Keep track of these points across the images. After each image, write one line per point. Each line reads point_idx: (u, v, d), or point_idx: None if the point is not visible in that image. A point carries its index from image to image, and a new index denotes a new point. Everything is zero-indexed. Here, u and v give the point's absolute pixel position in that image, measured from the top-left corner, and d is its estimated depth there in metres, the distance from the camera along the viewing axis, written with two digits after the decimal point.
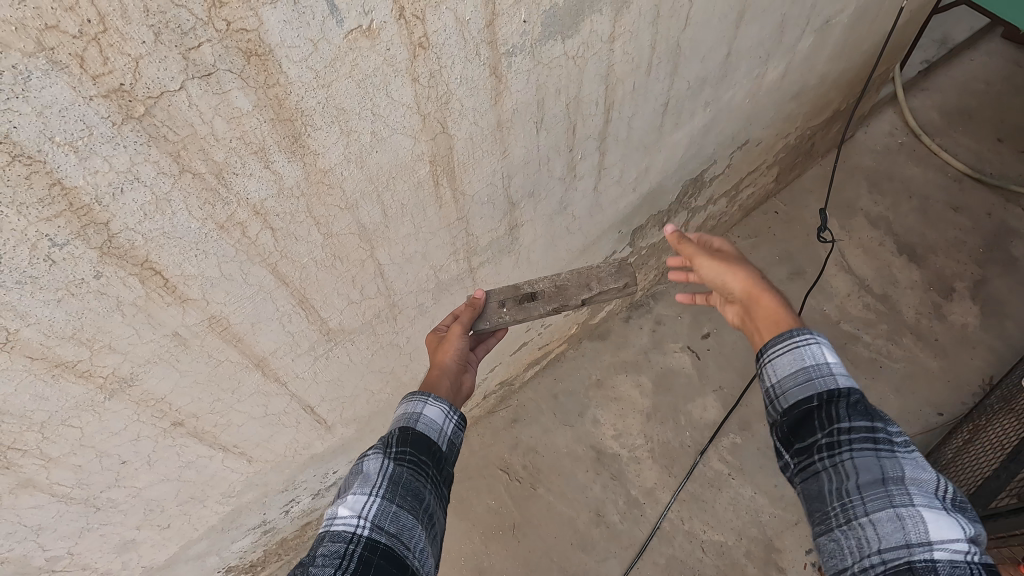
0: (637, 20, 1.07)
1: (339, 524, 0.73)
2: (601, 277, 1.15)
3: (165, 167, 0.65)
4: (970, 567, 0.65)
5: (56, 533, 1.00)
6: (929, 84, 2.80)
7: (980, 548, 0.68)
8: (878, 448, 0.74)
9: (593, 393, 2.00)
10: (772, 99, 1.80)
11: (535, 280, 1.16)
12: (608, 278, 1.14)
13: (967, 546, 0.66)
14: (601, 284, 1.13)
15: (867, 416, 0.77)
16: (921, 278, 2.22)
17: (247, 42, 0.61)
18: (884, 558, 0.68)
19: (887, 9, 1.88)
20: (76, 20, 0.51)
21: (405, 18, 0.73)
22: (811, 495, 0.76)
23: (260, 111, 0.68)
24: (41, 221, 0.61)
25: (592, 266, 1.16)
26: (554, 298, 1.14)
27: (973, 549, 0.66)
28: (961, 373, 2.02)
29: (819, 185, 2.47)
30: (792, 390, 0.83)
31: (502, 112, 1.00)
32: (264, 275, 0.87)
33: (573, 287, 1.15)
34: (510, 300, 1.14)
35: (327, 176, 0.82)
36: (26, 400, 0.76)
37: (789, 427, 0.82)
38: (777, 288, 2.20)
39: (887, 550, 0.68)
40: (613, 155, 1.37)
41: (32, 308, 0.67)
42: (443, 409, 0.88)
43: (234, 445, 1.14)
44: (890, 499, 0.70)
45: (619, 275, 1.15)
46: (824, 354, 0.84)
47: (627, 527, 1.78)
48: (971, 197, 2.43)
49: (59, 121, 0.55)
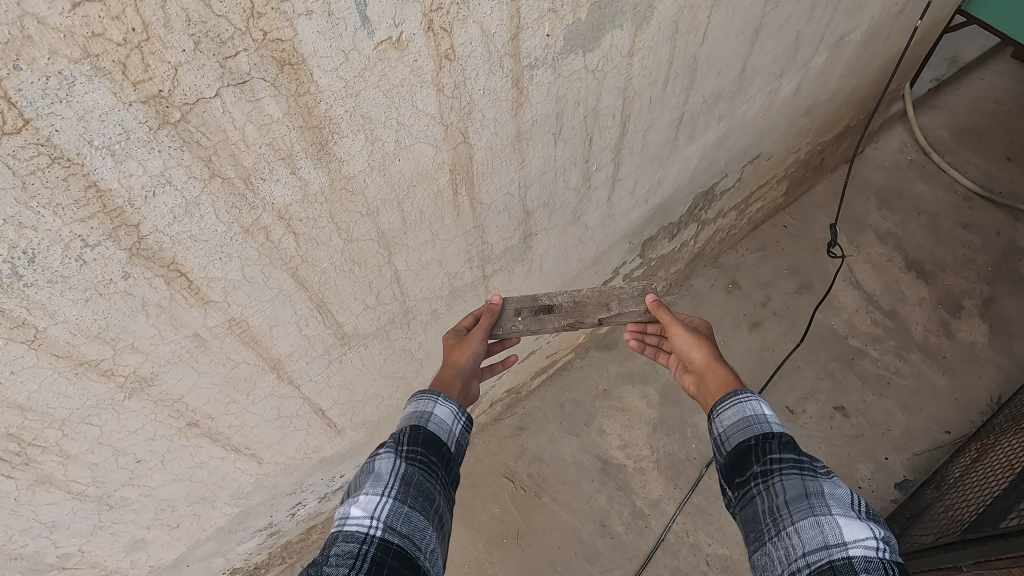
0: (656, 35, 1.09)
1: (352, 524, 0.72)
2: (622, 297, 1.18)
3: (197, 171, 0.67)
4: (883, 564, 0.67)
5: (69, 530, 1.00)
6: (938, 102, 2.81)
7: (894, 552, 0.70)
8: (803, 471, 0.78)
9: (600, 403, 2.01)
10: (784, 115, 1.81)
11: (554, 292, 1.18)
12: (629, 299, 1.17)
13: (879, 544, 0.69)
14: (620, 305, 1.16)
15: (796, 450, 0.81)
16: (929, 295, 2.22)
17: (281, 52, 0.63)
18: (808, 561, 0.70)
19: (900, 27, 1.90)
20: (122, 28, 0.52)
21: (433, 30, 0.75)
22: (748, 519, 0.78)
23: (290, 119, 0.69)
24: (75, 222, 0.62)
25: (614, 287, 1.19)
26: (572, 314, 1.16)
27: (885, 548, 0.69)
28: (969, 392, 2.01)
29: (828, 200, 2.47)
30: (734, 435, 0.87)
31: (521, 123, 1.01)
32: (285, 279, 0.88)
33: (592, 305, 1.17)
34: (526, 309, 1.15)
35: (350, 183, 0.83)
36: (49, 397, 0.77)
37: (729, 465, 0.85)
38: (786, 302, 2.20)
39: (810, 553, 0.70)
40: (627, 167, 1.38)
41: (61, 307, 0.68)
42: (452, 410, 0.89)
43: (246, 446, 1.15)
44: (812, 510, 0.73)
45: (640, 298, 1.18)
46: (763, 406, 0.89)
47: (632, 538, 1.77)
48: (980, 215, 2.43)
49: (98, 126, 0.56)
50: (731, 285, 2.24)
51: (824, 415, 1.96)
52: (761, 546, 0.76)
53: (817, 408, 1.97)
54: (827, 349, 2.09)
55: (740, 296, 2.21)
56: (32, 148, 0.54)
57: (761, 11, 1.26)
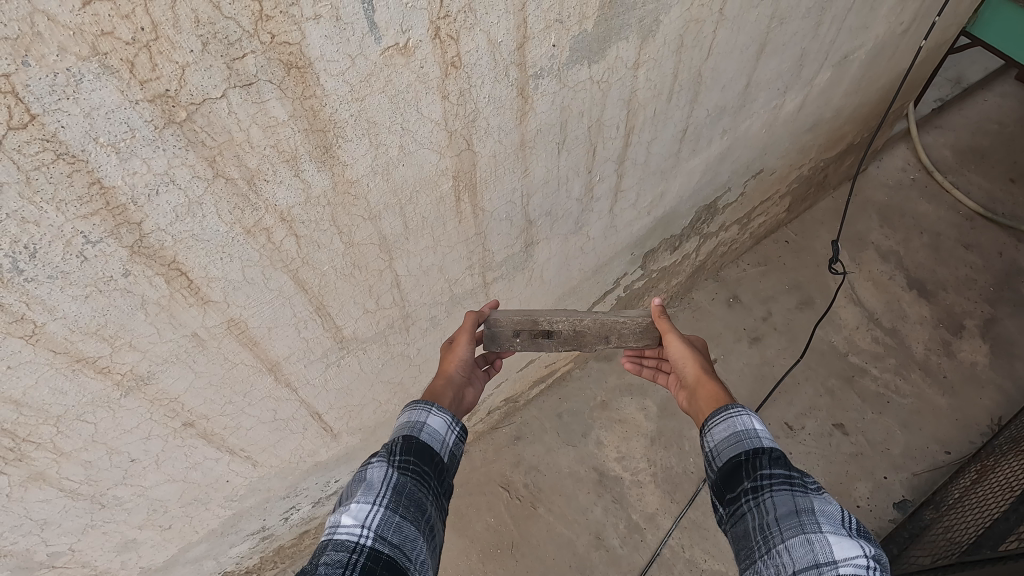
0: (661, 49, 1.09)
1: (342, 533, 0.71)
2: (621, 332, 1.16)
3: (201, 171, 0.67)
4: None
5: (60, 528, 1.00)
6: (942, 122, 2.82)
7: (885, 570, 0.69)
8: (793, 487, 0.77)
9: (597, 414, 2.00)
10: (788, 130, 1.82)
11: (554, 318, 1.14)
12: (629, 335, 1.16)
13: (869, 562, 0.68)
14: (619, 340, 1.16)
15: (786, 465, 0.80)
16: (930, 314, 2.21)
17: (289, 55, 0.63)
18: None
19: (905, 47, 1.91)
20: (131, 27, 0.52)
21: (440, 37, 0.75)
22: (738, 536, 0.78)
23: (295, 121, 0.69)
24: (78, 219, 0.62)
25: (616, 319, 1.15)
26: (570, 341, 1.16)
27: (876, 567, 0.67)
28: (969, 412, 2.00)
29: (831, 217, 2.48)
30: (725, 450, 0.87)
31: (525, 131, 1.01)
32: (284, 280, 0.88)
33: (592, 335, 1.16)
34: (525, 332, 1.14)
35: (352, 186, 0.83)
36: (45, 393, 0.76)
37: (721, 481, 0.85)
38: (786, 318, 2.20)
39: (800, 571, 0.69)
40: (630, 179, 1.38)
41: (60, 302, 0.68)
42: (446, 419, 0.89)
43: (241, 448, 1.14)
44: (802, 528, 0.72)
45: (641, 334, 1.16)
46: (754, 421, 0.89)
47: (627, 552, 1.76)
48: (982, 235, 2.43)
49: (104, 122, 0.57)
50: (732, 300, 2.24)
51: (823, 432, 1.95)
52: (752, 564, 0.75)
53: (816, 424, 1.96)
54: (827, 365, 2.09)
55: (741, 310, 2.21)
56: (36, 143, 0.54)
57: (766, 27, 1.27)
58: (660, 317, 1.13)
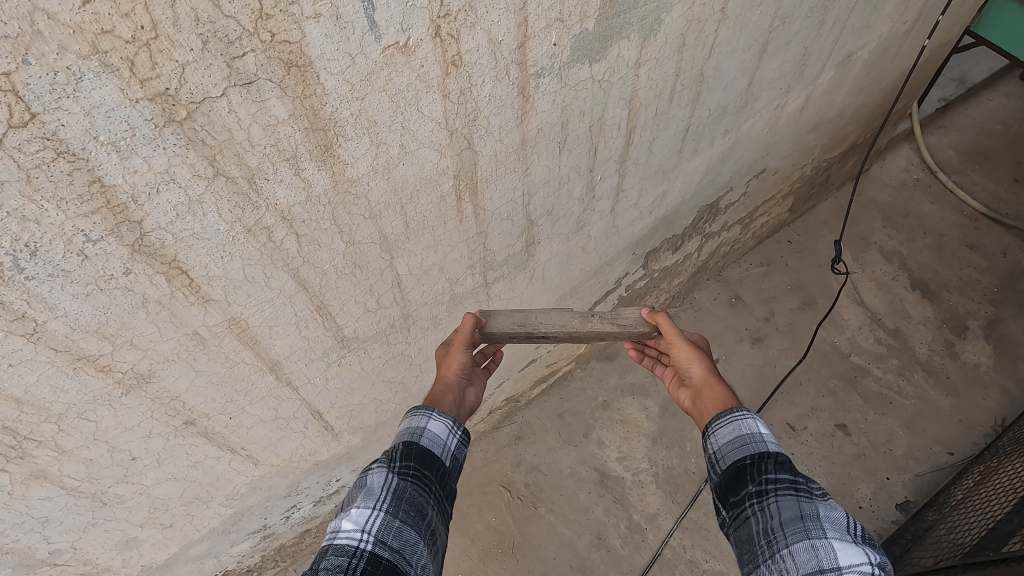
0: (663, 48, 1.09)
1: (342, 538, 0.71)
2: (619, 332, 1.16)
3: (201, 170, 0.67)
4: None
5: (62, 526, 1.00)
6: (946, 122, 2.81)
7: None
8: (799, 493, 0.77)
9: (599, 414, 2.00)
10: (791, 130, 1.81)
11: (549, 329, 1.10)
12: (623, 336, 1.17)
13: (874, 569, 0.67)
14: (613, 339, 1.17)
15: (792, 470, 0.80)
16: (933, 315, 2.21)
17: (289, 54, 0.63)
18: None
19: (909, 46, 1.90)
20: (131, 26, 0.52)
21: (441, 36, 0.75)
22: (741, 540, 0.78)
23: (295, 120, 0.69)
24: (78, 217, 0.62)
25: (610, 327, 1.13)
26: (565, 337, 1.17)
27: (881, 574, 0.67)
28: (973, 413, 1.99)
29: (834, 217, 2.47)
30: (730, 453, 0.86)
31: (526, 131, 1.01)
32: (285, 279, 0.88)
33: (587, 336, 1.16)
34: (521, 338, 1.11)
35: (353, 186, 0.83)
36: (46, 391, 0.77)
37: (725, 484, 0.84)
38: (788, 318, 2.19)
39: None
40: (631, 178, 1.38)
41: (61, 300, 0.68)
42: (447, 424, 0.89)
43: (242, 447, 1.14)
44: (807, 533, 0.72)
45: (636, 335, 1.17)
46: (759, 425, 0.88)
47: (628, 552, 1.75)
48: (986, 236, 2.42)
49: (104, 122, 0.57)
50: (734, 300, 2.23)
51: (825, 432, 1.94)
52: (755, 568, 0.75)
53: (818, 425, 1.95)
54: (829, 366, 2.08)
55: (743, 311, 2.21)
56: (37, 142, 0.54)
57: (768, 26, 1.27)
58: (661, 317, 1.11)
